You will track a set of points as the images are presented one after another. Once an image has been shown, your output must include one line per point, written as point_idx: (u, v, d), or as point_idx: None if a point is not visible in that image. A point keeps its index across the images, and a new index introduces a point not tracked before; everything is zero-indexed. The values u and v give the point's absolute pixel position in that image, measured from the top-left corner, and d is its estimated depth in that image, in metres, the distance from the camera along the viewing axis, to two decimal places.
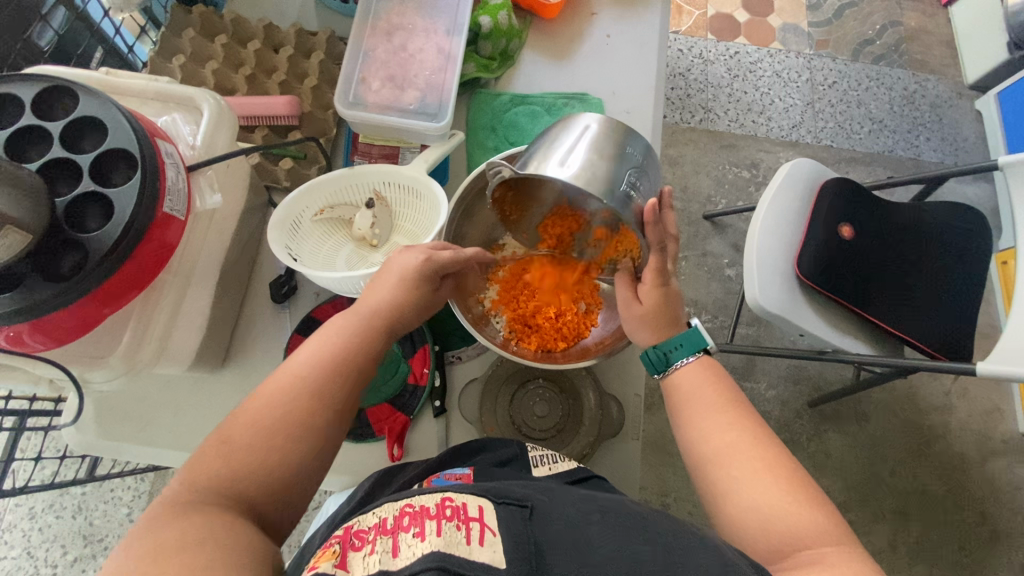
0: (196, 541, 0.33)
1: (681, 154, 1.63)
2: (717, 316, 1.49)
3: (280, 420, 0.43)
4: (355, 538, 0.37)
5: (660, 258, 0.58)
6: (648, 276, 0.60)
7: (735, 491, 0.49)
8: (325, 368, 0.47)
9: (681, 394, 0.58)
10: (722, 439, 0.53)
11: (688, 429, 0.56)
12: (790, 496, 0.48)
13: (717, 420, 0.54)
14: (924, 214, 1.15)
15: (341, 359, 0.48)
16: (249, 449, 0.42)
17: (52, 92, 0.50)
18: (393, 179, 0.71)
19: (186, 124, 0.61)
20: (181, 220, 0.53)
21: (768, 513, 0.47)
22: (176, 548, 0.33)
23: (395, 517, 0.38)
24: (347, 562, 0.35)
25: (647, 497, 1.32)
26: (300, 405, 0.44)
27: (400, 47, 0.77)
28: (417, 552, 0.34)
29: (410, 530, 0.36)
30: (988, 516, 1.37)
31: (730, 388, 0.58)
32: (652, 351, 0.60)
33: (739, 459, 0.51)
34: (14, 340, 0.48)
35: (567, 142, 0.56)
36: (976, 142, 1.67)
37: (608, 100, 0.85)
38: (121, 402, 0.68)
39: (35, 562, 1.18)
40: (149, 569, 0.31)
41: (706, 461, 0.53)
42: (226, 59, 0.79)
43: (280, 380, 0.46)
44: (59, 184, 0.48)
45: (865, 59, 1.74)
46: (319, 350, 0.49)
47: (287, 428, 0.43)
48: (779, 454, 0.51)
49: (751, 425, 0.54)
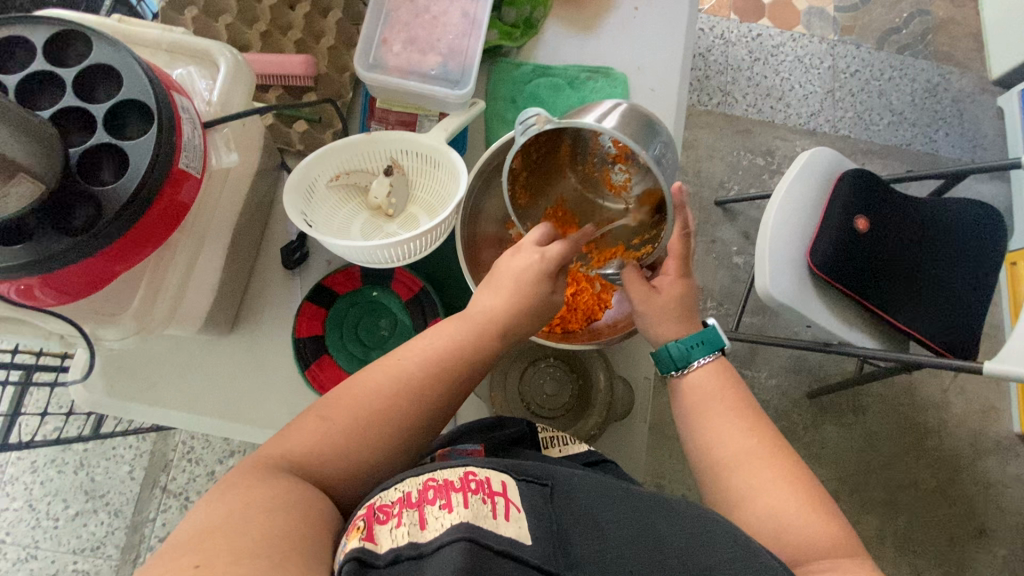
0: (285, 507, 0.36)
1: (695, 138, 1.60)
2: (723, 303, 1.49)
3: (385, 406, 0.47)
4: (378, 512, 0.36)
5: (684, 245, 0.62)
6: (672, 263, 0.62)
7: (751, 500, 0.50)
8: (430, 367, 0.50)
9: (702, 394, 0.58)
10: (739, 446, 0.53)
11: (703, 431, 0.56)
12: (809, 506, 0.49)
13: (737, 425, 0.55)
14: (941, 210, 1.13)
15: (447, 361, 0.51)
16: (348, 422, 0.46)
17: (65, 38, 0.48)
18: (412, 147, 0.69)
19: (201, 79, 0.59)
20: (197, 177, 0.52)
21: (783, 522, 0.48)
22: (262, 510, 0.35)
23: (419, 490, 0.38)
24: (374, 535, 0.34)
25: (643, 479, 1.34)
26: (413, 391, 0.48)
27: (422, 9, 0.74)
28: (445, 523, 0.34)
29: (436, 503, 0.36)
30: (977, 513, 1.40)
31: (743, 391, 0.58)
32: (670, 348, 0.59)
33: (759, 465, 0.52)
34: (26, 293, 0.47)
35: (598, 111, 0.55)
36: (996, 139, 1.64)
37: (632, 76, 0.83)
38: (129, 361, 0.68)
39: (37, 514, 1.20)
40: (242, 521, 0.34)
41: (721, 466, 0.53)
42: (241, 14, 0.76)
43: (392, 373, 0.49)
44: (71, 135, 0.46)
45: (890, 48, 1.70)
46: (431, 350, 0.51)
47: (388, 415, 0.47)
48: (791, 460, 0.52)
49: (768, 434, 0.54)
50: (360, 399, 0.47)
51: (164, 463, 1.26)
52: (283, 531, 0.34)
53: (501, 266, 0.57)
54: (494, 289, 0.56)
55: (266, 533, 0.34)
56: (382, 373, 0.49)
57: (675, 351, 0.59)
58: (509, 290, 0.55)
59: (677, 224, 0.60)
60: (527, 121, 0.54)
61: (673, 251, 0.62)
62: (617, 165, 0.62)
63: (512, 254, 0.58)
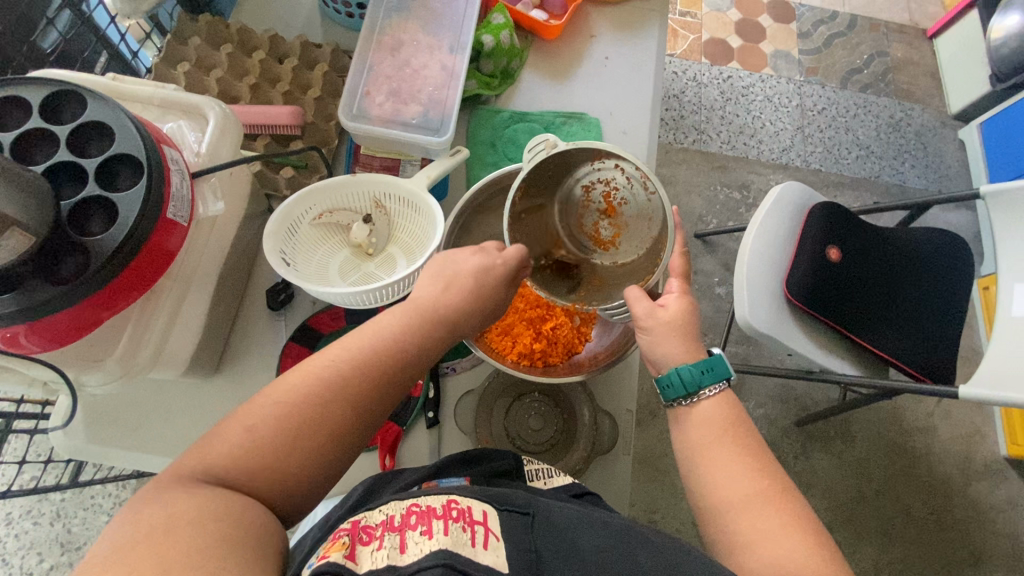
0: (211, 519, 0.34)
1: (673, 173, 1.67)
2: (707, 333, 1.52)
3: (324, 384, 0.45)
4: (362, 532, 0.38)
5: (683, 261, 0.62)
6: (674, 281, 0.62)
7: (756, 545, 0.48)
8: (379, 347, 0.48)
9: (707, 431, 0.56)
10: (746, 487, 0.51)
11: (701, 472, 0.54)
12: (815, 554, 0.47)
13: (741, 467, 0.53)
14: (911, 240, 1.18)
15: (395, 343, 0.49)
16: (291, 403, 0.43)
17: (60, 99, 0.51)
18: (393, 191, 0.71)
19: (191, 132, 0.62)
20: (184, 226, 0.54)
21: (789, 569, 0.46)
22: (207, 525, 0.34)
23: (402, 515, 0.39)
24: (356, 555, 0.35)
25: (635, 514, 1.33)
26: (345, 375, 0.45)
27: (405, 63, 0.79)
28: (425, 548, 0.35)
29: (417, 529, 0.37)
30: (971, 539, 1.39)
31: (749, 429, 0.56)
32: (682, 371, 0.57)
33: (765, 511, 0.50)
34: (11, 342, 0.48)
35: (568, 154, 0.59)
36: (959, 170, 1.72)
37: (605, 120, 0.87)
38: (111, 406, 0.68)
39: (10, 569, 1.15)
40: (149, 550, 0.31)
41: (723, 508, 0.51)
42: (231, 68, 0.80)
43: (331, 357, 0.46)
44: (64, 189, 0.48)
45: (853, 87, 1.79)
46: (365, 342, 0.48)
47: (324, 397, 0.44)
48: (796, 505, 0.51)
49: (775, 476, 0.53)
50: (252, 425, 0.42)
51: None
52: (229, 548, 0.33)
53: (449, 257, 0.58)
54: (441, 282, 0.56)
55: (198, 558, 0.31)
56: (310, 371, 0.45)
57: (685, 375, 0.57)
58: (463, 289, 0.56)
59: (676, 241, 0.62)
60: (536, 147, 0.60)
61: (674, 268, 0.62)
62: (606, 219, 0.64)
63: (468, 251, 0.59)
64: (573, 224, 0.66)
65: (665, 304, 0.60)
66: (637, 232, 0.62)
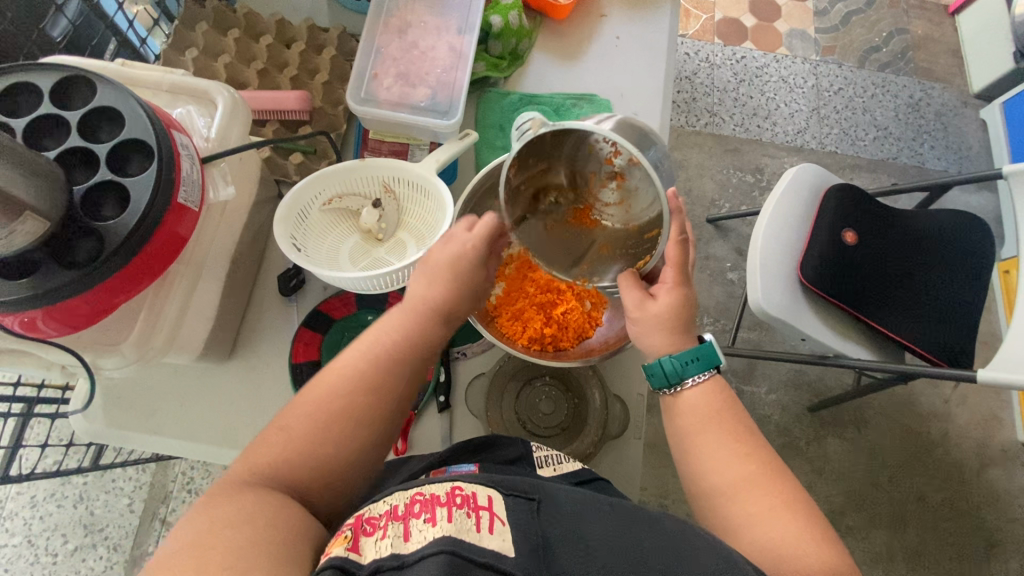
0: (246, 518, 0.37)
1: (685, 157, 1.64)
2: (719, 319, 1.50)
3: (341, 398, 0.48)
4: (366, 524, 0.38)
5: (681, 250, 0.58)
6: (669, 272, 0.59)
7: (749, 528, 0.48)
8: (386, 352, 0.51)
9: (694, 417, 0.55)
10: (736, 473, 0.51)
11: (696, 457, 0.53)
12: (809, 535, 0.46)
13: (731, 449, 0.52)
14: (929, 222, 1.15)
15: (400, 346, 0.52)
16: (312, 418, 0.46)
17: (69, 84, 0.51)
18: (403, 175, 0.71)
19: (200, 117, 0.62)
20: (195, 211, 0.54)
21: (781, 550, 0.45)
22: (240, 521, 0.36)
23: (405, 504, 0.39)
24: (359, 546, 0.36)
25: (645, 499, 1.33)
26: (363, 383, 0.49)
27: (412, 45, 0.78)
28: (428, 536, 0.36)
29: (421, 517, 0.37)
30: (986, 525, 1.38)
31: (738, 413, 0.56)
32: (664, 363, 0.56)
33: (756, 492, 0.49)
34: (29, 326, 0.48)
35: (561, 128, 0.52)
36: (980, 150, 1.67)
37: (615, 101, 0.86)
38: (128, 391, 0.69)
39: (36, 550, 1.19)
40: (194, 544, 0.34)
41: (716, 493, 0.51)
42: (239, 53, 0.80)
43: (342, 370, 0.49)
44: (76, 174, 0.49)
45: (871, 67, 1.75)
46: (371, 352, 0.51)
47: (343, 410, 0.47)
48: (786, 481, 0.51)
49: (764, 455, 0.52)
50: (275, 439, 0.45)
51: (164, 494, 1.27)
52: (256, 540, 0.35)
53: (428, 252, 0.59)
54: (428, 276, 0.57)
55: (230, 551, 0.34)
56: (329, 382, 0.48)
57: (667, 366, 0.56)
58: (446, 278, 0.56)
59: (674, 226, 0.57)
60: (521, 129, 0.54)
61: (669, 257, 0.58)
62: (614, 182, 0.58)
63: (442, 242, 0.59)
64: (581, 182, 0.59)
65: (659, 295, 0.59)
66: (644, 200, 0.56)
